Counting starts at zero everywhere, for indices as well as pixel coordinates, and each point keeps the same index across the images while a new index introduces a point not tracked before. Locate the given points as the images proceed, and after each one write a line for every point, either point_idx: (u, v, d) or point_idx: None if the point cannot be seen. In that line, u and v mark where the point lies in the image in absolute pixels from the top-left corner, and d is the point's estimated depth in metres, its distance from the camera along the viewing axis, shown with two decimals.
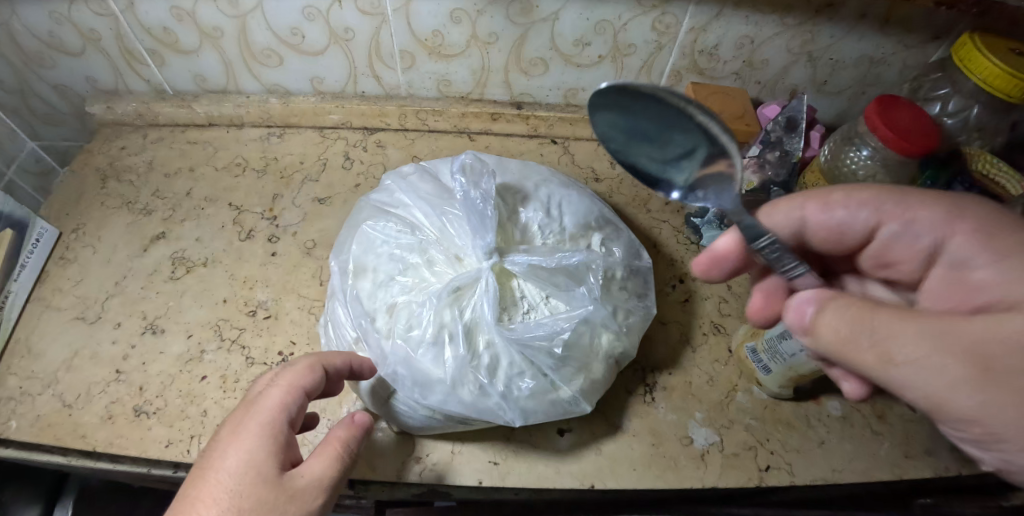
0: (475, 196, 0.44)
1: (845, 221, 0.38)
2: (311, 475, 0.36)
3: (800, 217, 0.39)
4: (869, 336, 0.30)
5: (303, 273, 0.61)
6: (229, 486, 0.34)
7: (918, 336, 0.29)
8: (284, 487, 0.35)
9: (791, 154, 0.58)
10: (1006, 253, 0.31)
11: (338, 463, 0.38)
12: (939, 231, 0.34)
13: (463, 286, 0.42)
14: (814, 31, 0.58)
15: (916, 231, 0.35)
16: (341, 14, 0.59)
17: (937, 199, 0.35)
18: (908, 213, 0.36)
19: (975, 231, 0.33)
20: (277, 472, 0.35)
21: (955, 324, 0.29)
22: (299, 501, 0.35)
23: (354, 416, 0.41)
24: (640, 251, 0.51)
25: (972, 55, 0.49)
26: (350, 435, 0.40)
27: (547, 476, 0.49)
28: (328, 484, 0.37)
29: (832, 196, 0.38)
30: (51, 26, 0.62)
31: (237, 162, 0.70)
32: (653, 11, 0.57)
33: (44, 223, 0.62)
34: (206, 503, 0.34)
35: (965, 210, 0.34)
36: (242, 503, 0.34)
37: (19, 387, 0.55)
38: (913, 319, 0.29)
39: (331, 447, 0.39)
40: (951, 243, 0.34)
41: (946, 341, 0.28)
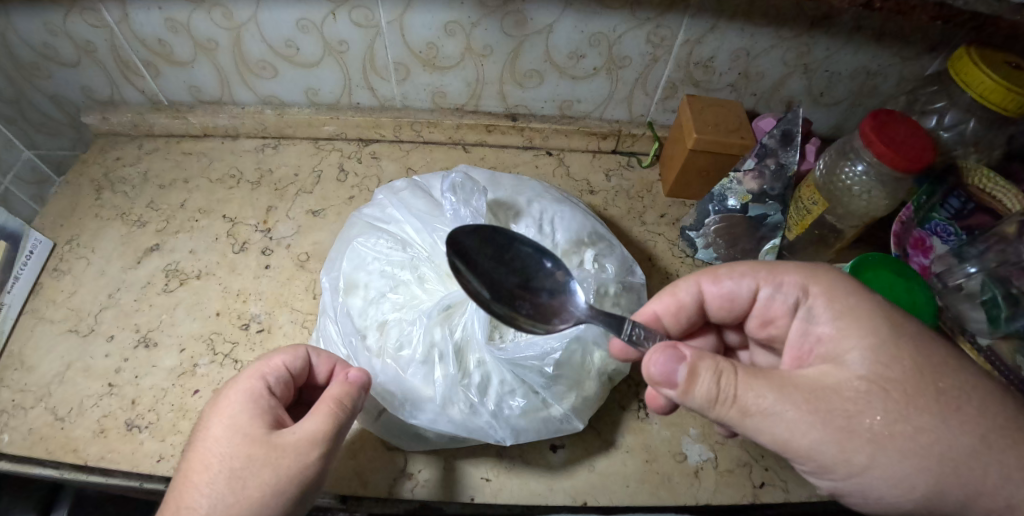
0: (465, 214, 0.44)
1: (732, 292, 0.39)
2: (304, 429, 0.35)
3: (697, 291, 0.40)
4: (727, 392, 0.31)
5: (297, 286, 0.61)
6: (221, 451, 0.34)
7: (769, 390, 0.30)
8: (274, 444, 0.34)
9: (788, 167, 0.55)
10: (847, 314, 0.33)
11: (335, 415, 0.36)
12: (800, 294, 0.36)
13: (453, 304, 0.42)
14: (810, 44, 0.58)
15: (784, 297, 0.37)
16: (335, 27, 0.59)
17: (800, 264, 0.37)
18: (780, 279, 0.37)
19: (831, 294, 0.35)
20: (267, 430, 0.35)
21: (788, 376, 0.31)
22: (292, 451, 0.34)
23: (349, 376, 0.39)
24: (633, 267, 0.51)
25: (967, 68, 0.48)
26: (342, 390, 0.38)
27: (539, 493, 0.49)
28: (325, 436, 0.35)
29: (720, 271, 0.39)
30: (46, 37, 0.62)
31: (232, 174, 0.70)
32: (648, 24, 0.57)
33: (37, 235, 0.62)
34: (201, 471, 0.33)
35: (826, 275, 0.36)
36: (234, 463, 0.33)
37: (12, 401, 0.54)
38: (762, 376, 0.31)
39: (323, 403, 0.37)
40: (809, 306, 0.35)
41: (794, 393, 0.30)
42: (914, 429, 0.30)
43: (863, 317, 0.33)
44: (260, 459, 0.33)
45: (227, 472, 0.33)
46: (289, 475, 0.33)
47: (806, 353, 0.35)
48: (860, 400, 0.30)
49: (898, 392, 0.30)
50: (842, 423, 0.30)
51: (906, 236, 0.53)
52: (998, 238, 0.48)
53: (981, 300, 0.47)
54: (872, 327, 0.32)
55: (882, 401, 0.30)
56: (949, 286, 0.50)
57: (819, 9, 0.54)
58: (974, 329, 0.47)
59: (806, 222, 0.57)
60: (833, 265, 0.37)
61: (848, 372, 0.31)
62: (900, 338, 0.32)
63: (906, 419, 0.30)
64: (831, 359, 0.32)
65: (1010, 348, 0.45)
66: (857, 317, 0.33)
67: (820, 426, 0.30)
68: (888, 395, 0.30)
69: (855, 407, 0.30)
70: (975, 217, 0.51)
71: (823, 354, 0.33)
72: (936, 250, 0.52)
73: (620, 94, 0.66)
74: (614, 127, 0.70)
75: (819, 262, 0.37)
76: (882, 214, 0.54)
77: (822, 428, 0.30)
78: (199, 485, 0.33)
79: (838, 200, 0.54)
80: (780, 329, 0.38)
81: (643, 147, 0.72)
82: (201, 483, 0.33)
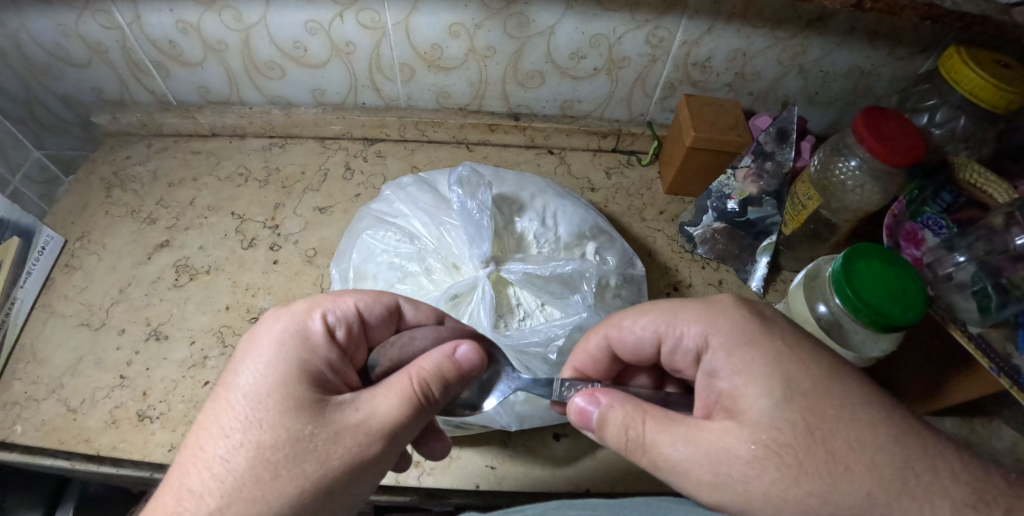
0: (472, 207, 0.45)
1: (636, 342, 0.40)
2: (372, 408, 0.32)
3: (606, 343, 0.41)
4: (636, 441, 0.34)
5: (305, 280, 0.62)
6: (266, 420, 0.31)
7: (674, 445, 0.33)
8: (324, 418, 0.31)
9: (783, 164, 0.58)
10: (744, 368, 0.34)
11: (409, 401, 0.32)
12: (699, 341, 0.37)
13: (460, 294, 0.44)
14: (804, 44, 0.59)
15: (683, 346, 0.38)
16: (342, 28, 0.60)
17: (699, 311, 0.38)
18: (680, 328, 0.38)
19: (722, 346, 0.36)
20: (324, 408, 0.32)
21: (697, 430, 0.33)
22: (346, 443, 0.31)
23: (450, 349, 0.35)
24: (633, 260, 0.52)
25: (957, 66, 0.50)
26: (430, 370, 0.33)
27: (543, 480, 0.50)
28: (386, 425, 0.32)
29: (623, 322, 0.40)
30: (58, 38, 0.63)
31: (240, 172, 0.72)
32: (647, 25, 0.58)
33: (50, 231, 0.64)
34: (235, 436, 0.31)
35: (722, 322, 0.36)
36: (271, 441, 0.30)
37: (24, 392, 0.56)
38: (666, 433, 0.33)
39: (406, 382, 0.33)
40: (711, 357, 0.36)
41: (695, 452, 0.33)
42: (807, 492, 0.31)
43: (752, 370, 0.34)
44: (303, 443, 0.30)
45: (261, 436, 0.30)
46: (329, 469, 0.30)
47: (712, 405, 0.35)
48: (754, 464, 0.31)
49: (790, 458, 0.31)
50: (737, 488, 0.32)
51: (898, 228, 0.55)
52: (985, 230, 0.49)
53: (972, 290, 0.47)
54: (763, 381, 0.33)
55: (774, 466, 0.31)
56: (940, 275, 0.50)
57: (812, 10, 0.55)
58: (965, 317, 0.47)
59: (801, 217, 0.59)
60: (732, 310, 0.37)
61: (746, 436, 0.32)
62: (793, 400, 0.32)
63: (800, 482, 0.31)
64: (732, 415, 0.33)
65: (1001, 336, 0.45)
66: (746, 371, 0.34)
67: (713, 488, 0.32)
68: (778, 466, 0.31)
69: (746, 476, 0.31)
70: (966, 211, 0.53)
71: (723, 407, 0.34)
72: (928, 242, 0.54)
73: (620, 94, 0.68)
74: (614, 126, 0.72)
75: (717, 307, 0.38)
76: (876, 208, 0.56)
77: (715, 490, 0.32)
78: (226, 444, 0.30)
79: (832, 195, 0.56)
80: (686, 373, 0.40)
81: (642, 146, 0.74)
82: (234, 445, 0.30)
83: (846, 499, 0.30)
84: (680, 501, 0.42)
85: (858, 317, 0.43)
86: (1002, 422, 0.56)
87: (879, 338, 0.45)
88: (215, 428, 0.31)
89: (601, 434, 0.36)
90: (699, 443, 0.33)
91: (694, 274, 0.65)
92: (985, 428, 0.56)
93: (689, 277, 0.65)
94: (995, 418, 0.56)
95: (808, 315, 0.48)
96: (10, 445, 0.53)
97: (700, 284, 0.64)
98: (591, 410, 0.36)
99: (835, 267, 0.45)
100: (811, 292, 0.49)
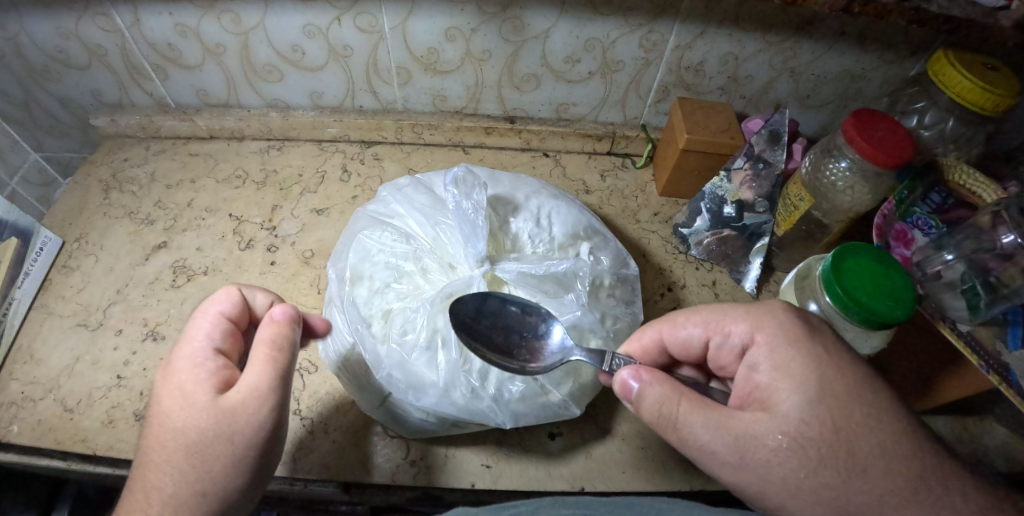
0: (467, 207, 0.46)
1: (687, 338, 0.42)
2: (244, 384, 0.36)
3: (659, 337, 0.43)
4: (670, 419, 0.35)
5: (302, 281, 0.63)
6: (173, 422, 0.35)
7: (705, 429, 0.34)
8: (218, 409, 0.35)
9: (776, 165, 0.58)
10: (783, 365, 0.35)
11: (268, 363, 0.37)
12: (746, 339, 0.38)
13: (456, 293, 0.44)
14: (796, 48, 0.60)
15: (729, 343, 0.40)
16: (340, 32, 0.61)
17: (747, 311, 0.39)
18: (727, 327, 0.40)
19: (767, 342, 0.37)
20: (211, 397, 0.36)
21: (730, 415, 0.34)
22: (245, 415, 0.35)
23: (273, 314, 0.39)
24: (627, 260, 0.53)
25: (946, 70, 0.51)
26: (273, 334, 0.38)
27: (538, 479, 0.50)
28: (263, 385, 0.36)
29: (677, 318, 0.43)
30: (58, 41, 0.64)
31: (237, 175, 0.72)
32: (641, 29, 0.59)
33: (47, 232, 0.64)
34: (158, 443, 0.35)
35: (768, 322, 0.38)
36: (184, 435, 0.35)
37: (21, 393, 0.56)
38: (701, 418, 0.35)
39: (259, 351, 0.37)
40: (753, 353, 0.37)
41: (725, 437, 0.34)
42: (823, 483, 0.33)
43: (795, 367, 0.35)
44: (209, 427, 0.35)
45: (180, 442, 0.35)
46: (241, 432, 0.35)
47: (745, 397, 0.37)
48: (778, 453, 0.33)
49: (814, 453, 0.33)
50: (758, 472, 0.33)
51: (888, 228, 0.55)
52: (974, 228, 0.49)
53: (961, 289, 0.49)
54: (798, 373, 0.35)
55: (797, 458, 0.33)
56: (928, 274, 0.52)
57: (803, 14, 0.56)
58: (955, 315, 0.49)
59: (793, 218, 0.60)
60: (777, 313, 0.38)
61: (775, 426, 0.34)
62: (829, 403, 0.34)
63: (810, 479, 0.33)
64: (765, 407, 0.35)
65: (989, 333, 0.48)
66: (783, 367, 0.35)
67: (734, 470, 0.34)
68: (800, 460, 0.33)
69: (767, 464, 0.33)
70: (954, 211, 0.54)
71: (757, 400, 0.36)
72: (918, 242, 0.54)
73: (614, 97, 0.69)
74: (608, 129, 0.73)
75: (767, 311, 0.38)
76: (867, 208, 0.56)
77: (734, 473, 0.34)
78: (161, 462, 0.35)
79: (824, 195, 0.57)
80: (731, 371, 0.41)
81: (636, 149, 0.75)
82: (167, 460, 0.35)
83: (857, 498, 0.32)
84: (673, 501, 0.42)
85: (848, 314, 0.43)
86: (994, 420, 0.57)
87: (869, 335, 0.46)
88: (150, 456, 0.36)
89: (639, 407, 0.37)
90: (728, 433, 0.34)
91: (688, 275, 0.65)
92: (977, 426, 0.57)
93: (683, 278, 0.65)
94: (988, 416, 0.57)
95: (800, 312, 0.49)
96: (5, 445, 0.53)
97: (694, 285, 0.65)
98: (633, 385, 0.37)
99: (825, 265, 0.46)
100: (803, 290, 0.50)
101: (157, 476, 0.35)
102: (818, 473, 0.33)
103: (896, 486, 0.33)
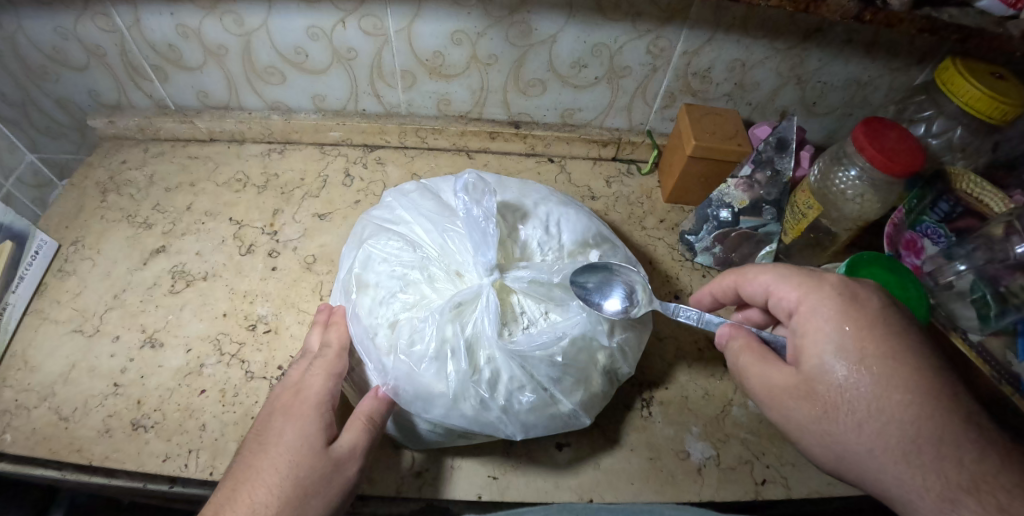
0: (477, 214, 0.45)
1: (753, 294, 0.43)
2: (348, 443, 0.41)
3: (733, 287, 0.44)
4: (731, 359, 0.41)
5: (304, 287, 0.62)
6: (290, 457, 0.39)
7: (752, 369, 0.39)
8: (326, 457, 0.39)
9: (783, 173, 0.57)
10: (817, 332, 0.36)
11: (369, 430, 0.42)
12: (795, 308, 0.38)
13: (464, 302, 0.43)
14: (803, 55, 0.60)
15: (778, 305, 0.40)
16: (344, 35, 0.60)
17: (800, 281, 0.38)
18: (781, 293, 0.40)
19: (806, 310, 0.37)
20: (324, 444, 0.40)
21: (765, 360, 0.38)
22: (340, 469, 0.40)
23: (378, 389, 0.44)
24: (636, 268, 0.52)
25: (954, 78, 0.51)
26: (375, 408, 0.43)
27: (546, 491, 0.49)
28: (364, 450, 0.41)
29: (748, 274, 0.43)
30: (56, 41, 0.63)
31: (238, 178, 0.71)
32: (649, 35, 0.59)
33: (43, 236, 0.62)
34: (267, 471, 0.38)
35: (817, 295, 0.37)
36: (298, 472, 0.38)
37: (14, 400, 0.54)
38: (750, 359, 0.39)
39: (359, 420, 0.42)
40: (797, 321, 0.38)
41: (760, 378, 0.38)
42: (824, 431, 0.35)
43: (828, 335, 0.35)
44: (315, 471, 0.38)
45: (286, 479, 0.38)
46: (340, 487, 0.39)
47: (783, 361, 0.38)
48: (792, 399, 0.36)
49: (821, 406, 0.35)
50: (775, 413, 0.37)
51: (898, 238, 0.56)
52: (985, 238, 0.49)
53: (971, 299, 0.49)
54: (826, 340, 0.35)
55: (805, 404, 0.35)
56: (941, 284, 0.52)
57: (812, 21, 0.56)
58: (965, 325, 0.50)
59: (801, 226, 0.59)
60: (826, 286, 0.37)
61: (792, 375, 0.36)
62: (840, 365, 0.34)
63: (814, 424, 0.35)
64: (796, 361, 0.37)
65: (1002, 344, 0.47)
66: (814, 334, 0.36)
67: (764, 405, 0.38)
68: (811, 407, 0.35)
69: (787, 405, 0.36)
70: (964, 220, 0.53)
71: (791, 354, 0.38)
72: (928, 251, 0.54)
73: (621, 103, 0.68)
74: (614, 135, 0.72)
75: (817, 285, 0.38)
76: (875, 217, 0.56)
77: (764, 407, 0.38)
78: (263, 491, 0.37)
79: (832, 203, 0.56)
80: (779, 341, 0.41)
81: (642, 155, 0.74)
82: (266, 491, 0.37)
83: (851, 447, 0.34)
84: (679, 507, 0.42)
85: None
86: None
87: None
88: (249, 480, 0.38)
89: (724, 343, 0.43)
90: (764, 373, 0.38)
91: (695, 283, 0.65)
92: None
93: (690, 286, 0.65)
94: None
95: None
96: None
97: None
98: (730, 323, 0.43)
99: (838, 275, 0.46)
100: None
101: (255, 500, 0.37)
102: (822, 419, 0.35)
103: (891, 445, 0.33)
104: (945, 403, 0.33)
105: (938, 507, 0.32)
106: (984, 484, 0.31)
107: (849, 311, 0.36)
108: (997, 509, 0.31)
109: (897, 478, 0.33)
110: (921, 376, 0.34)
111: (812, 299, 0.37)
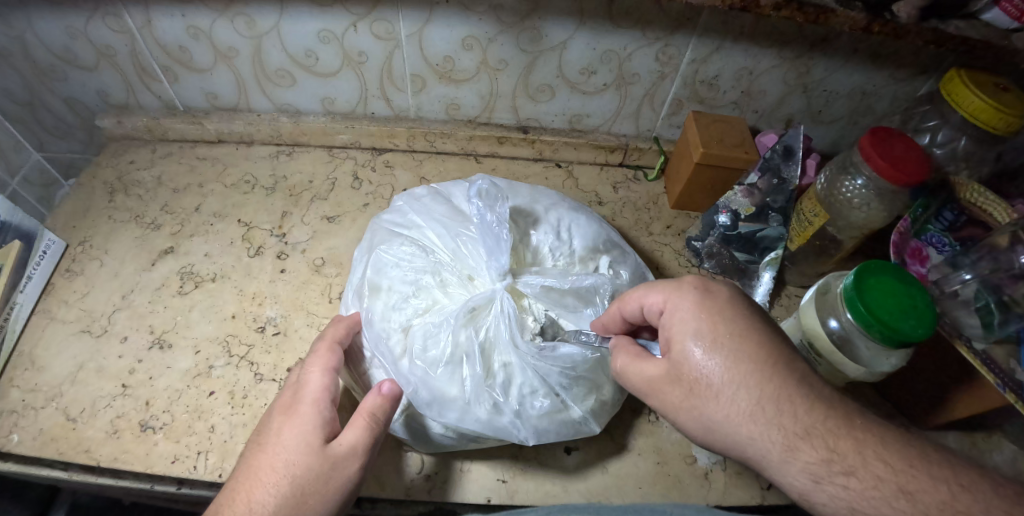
0: (491, 220, 0.45)
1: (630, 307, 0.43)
2: (348, 441, 0.39)
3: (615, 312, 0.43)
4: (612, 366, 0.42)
5: (312, 289, 0.62)
6: (285, 455, 0.38)
7: (632, 368, 0.40)
8: (324, 456, 0.38)
9: (789, 182, 0.58)
10: (681, 326, 0.38)
11: (372, 428, 0.40)
12: (662, 309, 0.40)
13: (478, 306, 0.44)
14: (810, 64, 0.61)
15: (648, 312, 0.41)
16: (355, 38, 0.60)
17: (665, 284, 0.41)
18: (648, 298, 0.41)
19: (672, 306, 0.39)
20: (322, 442, 0.39)
21: (643, 356, 0.40)
22: (339, 468, 0.38)
23: (383, 385, 0.42)
24: (645, 274, 0.53)
25: (959, 90, 0.51)
26: (378, 405, 0.41)
27: (554, 494, 0.49)
28: (366, 447, 0.40)
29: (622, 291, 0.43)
30: (66, 40, 0.63)
31: (246, 179, 0.71)
32: (657, 43, 0.59)
33: (51, 236, 0.62)
34: (264, 470, 0.38)
35: (679, 295, 0.39)
36: (294, 469, 0.38)
37: (21, 400, 0.54)
38: (627, 359, 0.41)
39: (362, 417, 0.40)
40: (664, 320, 0.40)
41: (641, 371, 0.40)
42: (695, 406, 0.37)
43: (690, 323, 0.38)
44: (314, 472, 0.38)
45: (284, 479, 0.37)
46: (339, 484, 0.38)
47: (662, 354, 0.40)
48: (666, 384, 0.38)
49: (687, 386, 0.37)
50: (657, 401, 0.39)
51: (904, 246, 0.56)
52: (989, 248, 0.50)
53: (975, 307, 0.49)
54: (690, 328, 0.38)
55: (676, 388, 0.38)
56: (946, 292, 0.51)
57: (818, 31, 0.57)
58: (969, 333, 0.48)
59: (807, 233, 0.60)
60: (686, 285, 0.40)
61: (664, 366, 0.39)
62: (699, 350, 0.37)
63: (685, 406, 0.37)
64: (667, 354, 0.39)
65: (1004, 352, 0.46)
66: (681, 325, 0.38)
67: (645, 396, 0.40)
68: (682, 389, 0.37)
69: (663, 391, 0.38)
70: (966, 229, 0.54)
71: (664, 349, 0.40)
72: (933, 259, 0.55)
73: (628, 109, 0.69)
74: (621, 141, 0.73)
75: (676, 285, 0.40)
76: (881, 225, 0.57)
77: (644, 399, 0.40)
78: (260, 490, 0.37)
79: (839, 212, 0.57)
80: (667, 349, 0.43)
81: (649, 161, 0.75)
82: (263, 490, 0.37)
83: (714, 417, 0.36)
84: (681, 506, 0.41)
85: (870, 331, 0.43)
86: (1003, 436, 0.56)
87: (888, 354, 0.45)
88: (248, 479, 0.38)
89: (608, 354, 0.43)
90: (641, 369, 0.40)
91: None
92: (986, 442, 0.56)
93: None
94: (996, 432, 0.56)
95: (819, 329, 0.48)
96: (3, 455, 0.51)
97: None
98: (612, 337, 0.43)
99: (847, 283, 0.45)
100: (823, 307, 0.49)
101: (253, 500, 0.37)
102: (691, 397, 0.37)
103: (744, 410, 0.35)
104: (786, 366, 0.36)
105: (783, 456, 0.34)
106: (816, 430, 0.34)
107: (707, 305, 0.38)
108: (826, 451, 0.34)
109: (751, 438, 0.35)
110: (764, 346, 0.37)
111: (674, 301, 0.39)
